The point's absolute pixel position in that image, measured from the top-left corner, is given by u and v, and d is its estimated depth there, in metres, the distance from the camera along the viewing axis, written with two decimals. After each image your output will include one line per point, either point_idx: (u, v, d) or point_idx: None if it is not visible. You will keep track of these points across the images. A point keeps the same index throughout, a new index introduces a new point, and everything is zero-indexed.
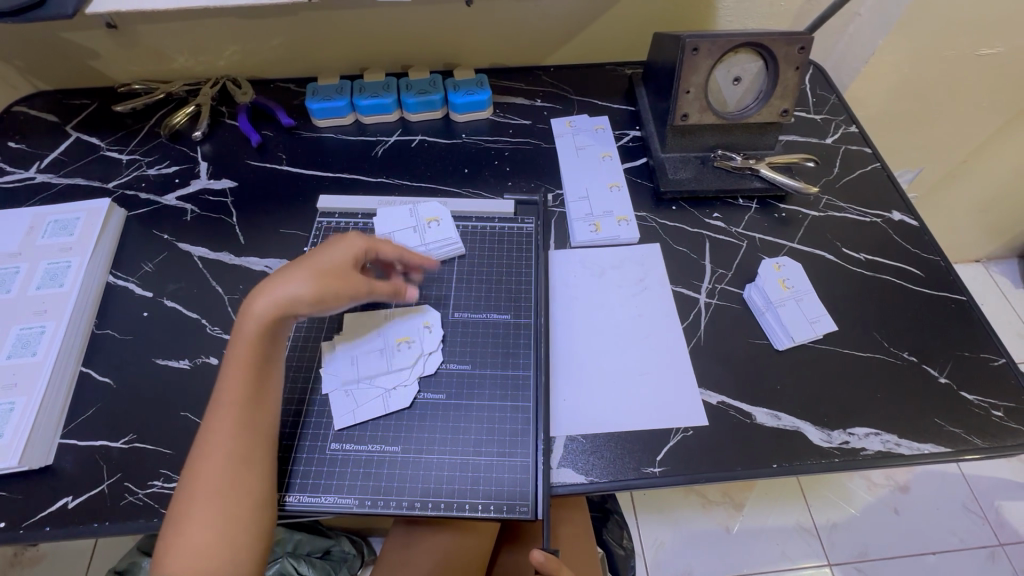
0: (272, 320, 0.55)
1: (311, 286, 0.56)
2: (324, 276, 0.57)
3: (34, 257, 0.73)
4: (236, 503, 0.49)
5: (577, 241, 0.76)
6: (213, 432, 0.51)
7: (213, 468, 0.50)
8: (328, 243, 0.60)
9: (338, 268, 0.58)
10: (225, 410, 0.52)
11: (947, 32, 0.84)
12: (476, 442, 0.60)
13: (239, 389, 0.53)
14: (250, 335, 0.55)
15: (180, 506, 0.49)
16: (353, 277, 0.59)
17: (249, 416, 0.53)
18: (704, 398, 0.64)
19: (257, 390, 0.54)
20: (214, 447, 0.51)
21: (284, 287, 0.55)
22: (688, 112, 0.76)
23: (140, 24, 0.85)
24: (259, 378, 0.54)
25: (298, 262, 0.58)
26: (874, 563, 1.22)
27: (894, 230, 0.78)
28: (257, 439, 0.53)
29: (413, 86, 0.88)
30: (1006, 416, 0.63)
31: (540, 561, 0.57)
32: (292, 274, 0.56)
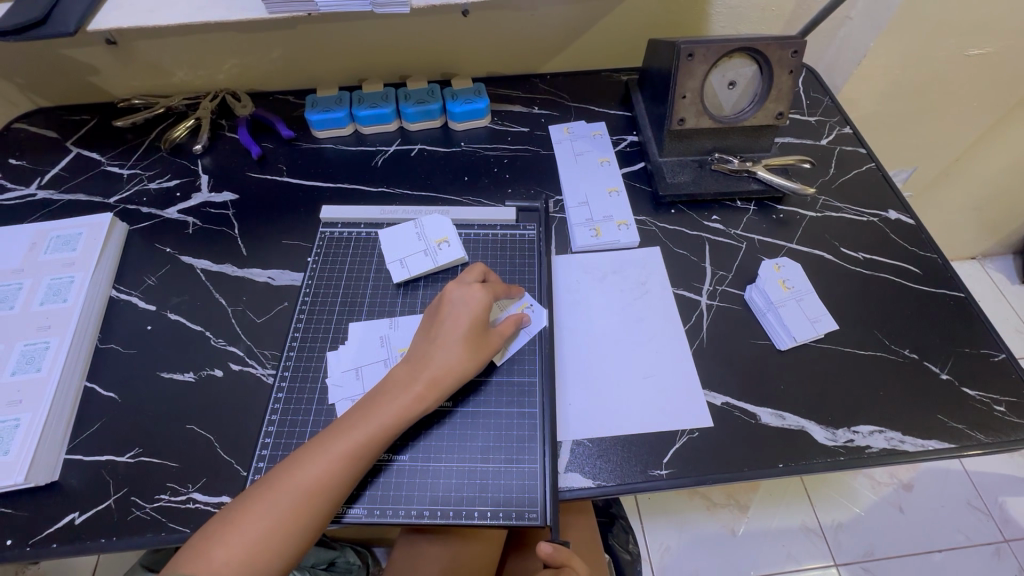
0: (420, 398, 0.57)
1: (470, 370, 0.60)
2: (481, 357, 0.60)
3: (37, 273, 0.73)
4: (282, 540, 0.49)
5: (578, 246, 0.76)
6: (306, 467, 0.52)
7: (284, 501, 0.50)
8: (472, 309, 0.61)
9: (488, 340, 0.61)
10: (329, 455, 0.53)
11: (938, 34, 0.85)
12: (484, 449, 0.60)
13: (354, 445, 0.54)
14: (395, 405, 0.56)
15: (238, 516, 0.49)
16: (487, 351, 0.61)
17: (348, 473, 0.53)
18: (709, 399, 0.65)
19: (368, 453, 0.54)
20: (299, 482, 0.51)
21: (448, 367, 0.58)
22: (684, 116, 0.77)
23: (140, 40, 0.85)
24: (377, 446, 0.55)
25: (451, 330, 0.60)
26: (881, 562, 1.22)
27: (891, 229, 0.79)
28: (338, 493, 0.53)
29: (412, 97, 0.89)
30: (1008, 411, 0.64)
31: (548, 552, 0.58)
32: (453, 351, 0.59)
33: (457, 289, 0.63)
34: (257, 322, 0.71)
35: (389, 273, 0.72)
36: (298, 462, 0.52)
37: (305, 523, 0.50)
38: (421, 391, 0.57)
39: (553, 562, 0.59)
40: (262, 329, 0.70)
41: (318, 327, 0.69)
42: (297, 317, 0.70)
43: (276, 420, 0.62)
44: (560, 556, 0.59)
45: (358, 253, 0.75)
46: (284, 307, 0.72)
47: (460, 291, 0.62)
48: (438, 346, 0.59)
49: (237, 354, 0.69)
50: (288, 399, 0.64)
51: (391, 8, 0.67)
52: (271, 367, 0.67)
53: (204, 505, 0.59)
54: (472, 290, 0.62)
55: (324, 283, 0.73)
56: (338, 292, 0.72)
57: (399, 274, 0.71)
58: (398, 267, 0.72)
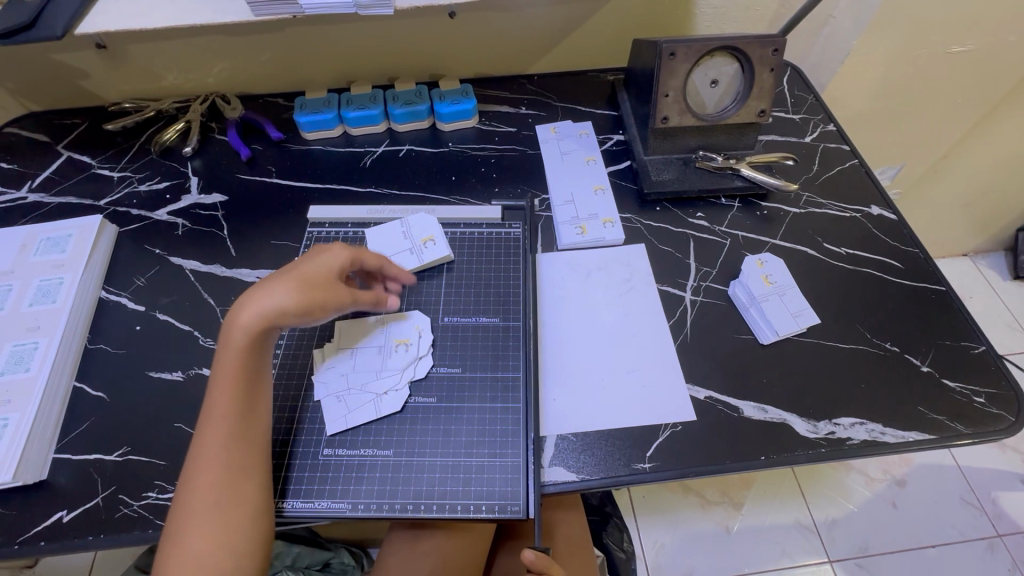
0: (257, 333, 0.55)
1: (291, 300, 0.55)
2: (310, 292, 0.56)
3: (27, 275, 0.73)
4: (232, 517, 0.50)
5: (563, 244, 0.77)
6: (203, 446, 0.52)
7: (207, 482, 0.50)
8: (317, 252, 0.60)
9: (324, 278, 0.58)
10: (215, 423, 0.52)
11: (919, 31, 0.86)
12: (467, 444, 0.61)
13: (228, 402, 0.53)
14: (240, 352, 0.55)
15: (178, 522, 0.49)
16: (315, 283, 0.57)
17: (238, 428, 0.53)
18: (692, 393, 0.65)
19: (235, 403, 0.53)
20: (207, 461, 0.51)
21: (269, 295, 0.55)
22: (668, 114, 0.78)
23: (130, 43, 0.86)
24: (246, 392, 0.55)
25: (289, 267, 0.58)
26: (875, 558, 1.22)
27: (873, 224, 0.80)
28: (244, 450, 0.53)
29: (399, 98, 0.90)
30: (988, 402, 0.64)
31: (530, 560, 0.58)
32: (281, 281, 0.56)
33: (323, 242, 0.62)
34: None
35: None
36: (195, 447, 0.52)
37: (239, 489, 0.51)
38: (254, 325, 0.54)
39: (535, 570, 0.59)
40: None
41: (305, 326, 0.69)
42: None
43: None
44: (541, 563, 0.59)
45: None
46: None
47: (322, 243, 0.62)
48: (269, 279, 0.57)
49: None
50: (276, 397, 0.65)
51: (376, 10, 0.68)
52: None
53: None
54: (335, 244, 0.62)
55: None
56: None
57: None
58: None
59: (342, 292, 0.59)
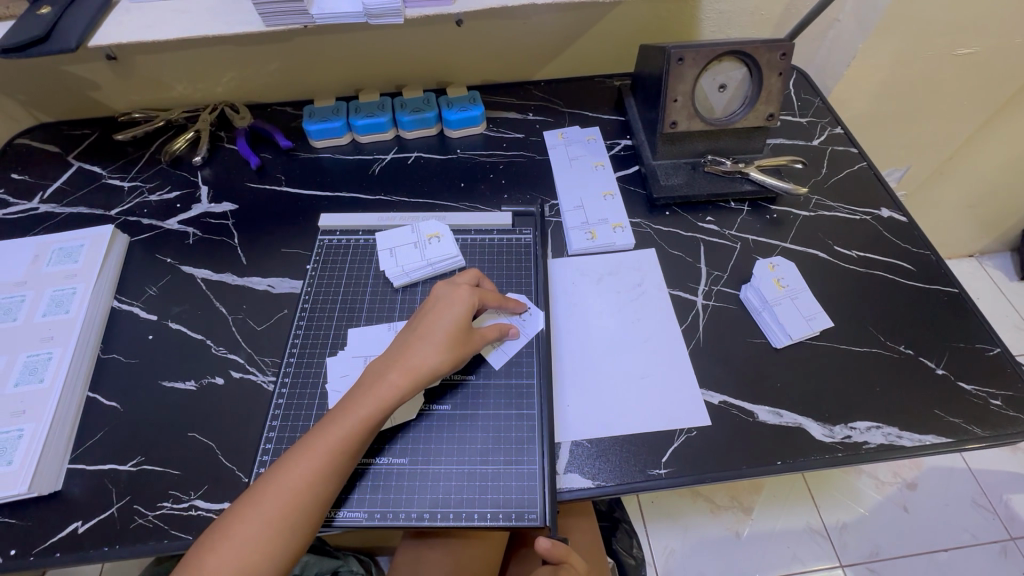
0: (391, 391, 0.57)
1: (447, 365, 0.59)
2: (460, 350, 0.60)
3: (40, 285, 0.74)
4: (276, 541, 0.50)
5: (574, 250, 0.77)
6: (292, 469, 0.52)
7: (277, 501, 0.51)
8: (454, 309, 0.61)
9: (468, 337, 0.61)
10: (312, 452, 0.53)
11: (926, 34, 0.86)
12: (483, 451, 0.61)
13: (337, 440, 0.54)
14: (373, 399, 0.56)
15: (234, 521, 0.50)
16: (469, 348, 0.61)
17: (331, 468, 0.53)
18: (706, 398, 0.65)
19: (349, 447, 0.54)
20: (292, 480, 0.52)
21: (422, 358, 0.58)
22: (676, 119, 0.78)
23: (140, 55, 0.87)
24: (358, 442, 0.55)
25: (432, 327, 0.60)
26: (886, 563, 1.21)
27: (883, 227, 0.80)
28: (328, 489, 0.53)
29: (408, 105, 0.90)
30: (1005, 405, 0.64)
31: (547, 547, 0.59)
32: (430, 345, 0.59)
33: (445, 292, 0.64)
34: (257, 330, 0.72)
35: (379, 262, 0.75)
36: (289, 461, 0.53)
37: (300, 518, 0.51)
38: (398, 381, 0.57)
39: (551, 559, 0.60)
40: (262, 337, 0.71)
41: (318, 333, 0.69)
42: (297, 323, 0.70)
43: (277, 426, 0.63)
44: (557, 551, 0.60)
45: (357, 260, 0.76)
46: (285, 314, 0.73)
47: (445, 293, 0.63)
48: (420, 339, 0.60)
49: (238, 362, 0.69)
50: (289, 405, 0.65)
51: (385, 19, 0.68)
52: (272, 374, 0.68)
53: (206, 512, 0.59)
54: (457, 292, 0.63)
55: (323, 290, 0.73)
56: (337, 299, 0.72)
57: (387, 262, 0.74)
58: (387, 256, 0.74)
59: (478, 344, 0.63)
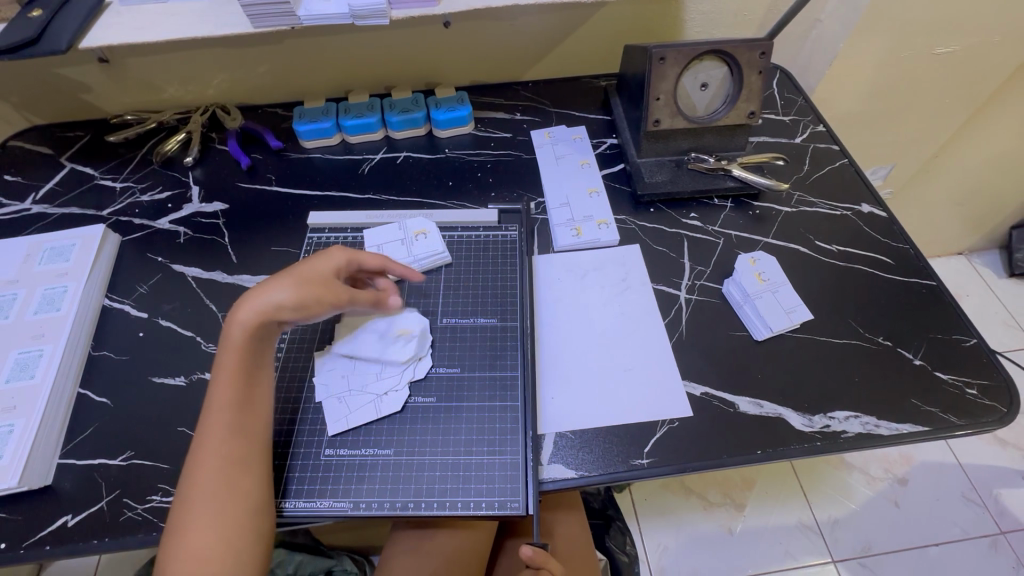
0: (255, 328, 0.57)
1: (290, 290, 0.59)
2: (302, 280, 0.60)
3: (31, 284, 0.74)
4: (230, 508, 0.50)
5: (559, 246, 0.78)
6: (205, 438, 0.52)
7: (210, 471, 0.51)
8: (326, 260, 0.63)
9: (315, 271, 0.61)
10: (211, 417, 0.53)
11: (905, 33, 0.87)
12: (467, 441, 0.62)
13: (228, 394, 0.54)
14: (238, 348, 0.56)
15: (180, 513, 0.49)
16: (318, 286, 0.60)
17: (238, 421, 0.54)
18: (688, 390, 0.66)
19: (238, 399, 0.55)
20: (209, 450, 0.52)
21: (266, 299, 0.58)
22: (659, 117, 0.80)
23: (131, 57, 0.88)
24: (247, 385, 0.56)
25: (283, 276, 0.61)
26: (877, 558, 1.22)
27: (863, 222, 0.81)
28: (246, 443, 0.53)
29: (396, 106, 0.91)
30: (980, 394, 0.65)
31: (528, 555, 0.59)
32: (263, 284, 0.59)
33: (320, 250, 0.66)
34: None
35: None
36: (199, 435, 0.53)
37: (241, 482, 0.51)
38: (251, 320, 0.57)
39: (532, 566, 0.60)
40: None
41: (306, 329, 0.70)
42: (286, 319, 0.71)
43: None
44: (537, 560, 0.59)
45: None
46: None
47: (322, 252, 0.65)
48: (263, 281, 0.60)
49: None
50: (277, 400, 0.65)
51: (371, 20, 0.69)
52: None
53: None
54: (330, 249, 0.65)
55: None
56: None
57: None
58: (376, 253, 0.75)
59: (333, 287, 0.61)
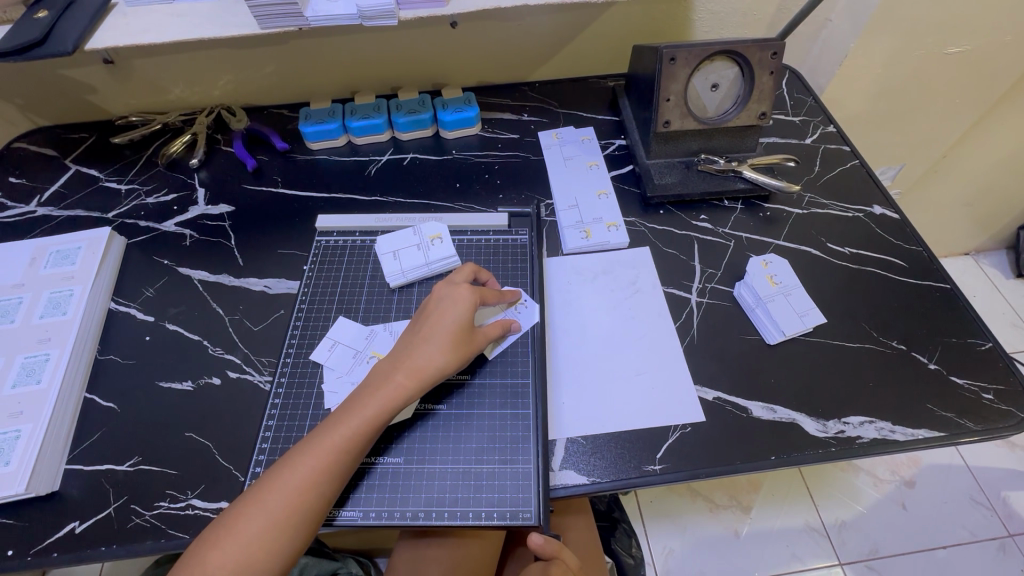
0: (409, 388, 0.58)
1: (452, 364, 0.60)
2: (464, 352, 0.61)
3: (37, 287, 0.74)
4: (277, 540, 0.50)
5: (569, 248, 0.78)
6: (301, 464, 0.53)
7: (285, 498, 0.51)
8: (457, 304, 0.62)
9: (472, 339, 0.62)
10: (317, 450, 0.54)
11: (918, 32, 0.86)
12: (478, 450, 0.61)
13: (345, 436, 0.55)
14: (381, 397, 0.57)
15: (238, 517, 0.50)
16: (471, 347, 0.62)
17: (337, 463, 0.54)
18: (701, 394, 0.65)
19: (354, 446, 0.55)
20: (290, 483, 0.52)
21: (427, 359, 0.59)
22: (669, 119, 0.79)
23: (136, 58, 0.88)
24: (366, 439, 0.56)
25: (435, 326, 0.61)
26: (885, 561, 1.22)
27: (876, 224, 0.80)
28: (331, 485, 0.54)
29: (403, 107, 0.91)
30: (996, 399, 0.64)
31: (539, 543, 0.58)
32: (435, 344, 0.60)
33: (444, 289, 0.64)
34: (253, 330, 0.72)
35: (380, 263, 0.75)
36: (292, 461, 0.53)
37: (299, 517, 0.51)
38: (404, 381, 0.58)
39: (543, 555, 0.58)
40: (259, 337, 0.71)
41: (315, 333, 0.70)
42: (294, 323, 0.71)
43: (273, 425, 0.63)
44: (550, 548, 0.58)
45: (353, 260, 0.77)
46: (281, 315, 0.73)
47: (447, 291, 0.64)
48: (423, 337, 0.60)
49: (234, 362, 0.70)
50: (285, 405, 0.65)
51: (380, 21, 0.68)
52: (268, 374, 0.68)
53: (203, 512, 0.59)
54: (459, 291, 0.64)
55: (320, 290, 0.74)
56: (334, 299, 0.73)
57: (390, 265, 0.74)
58: (390, 258, 0.74)
59: (479, 344, 0.63)
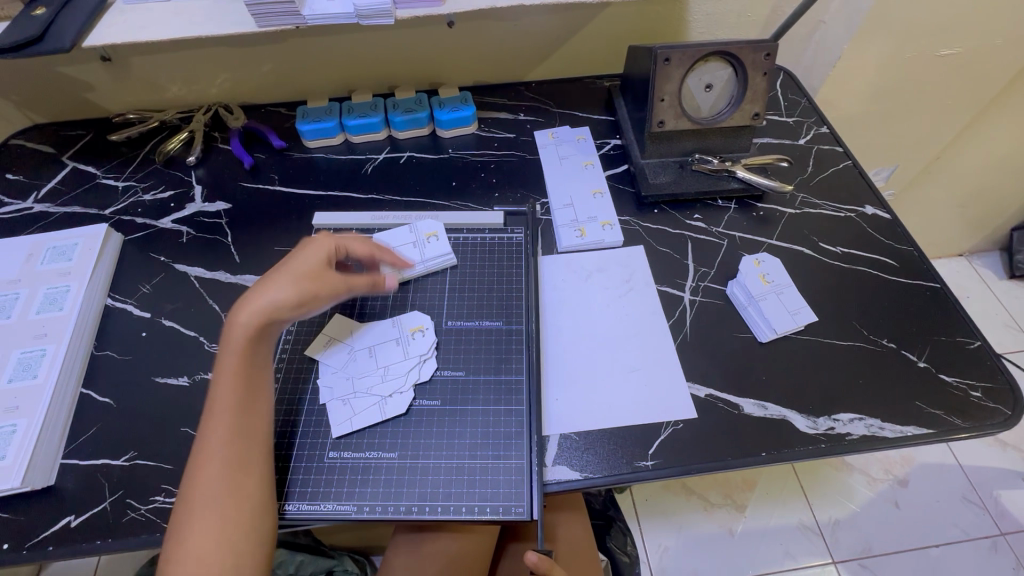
0: (258, 330, 0.58)
1: (298, 294, 0.60)
2: (309, 284, 0.61)
3: (34, 283, 0.74)
4: (230, 510, 0.51)
5: (563, 247, 0.78)
6: (209, 439, 0.54)
7: (212, 471, 0.52)
8: (307, 249, 0.63)
9: (322, 275, 0.62)
10: (217, 418, 0.55)
11: (910, 35, 0.87)
12: (471, 445, 0.62)
13: (230, 396, 0.56)
14: (241, 350, 0.57)
15: (183, 507, 0.51)
16: (324, 282, 0.62)
17: (239, 424, 0.55)
18: (693, 391, 0.66)
19: (245, 401, 0.56)
20: (209, 457, 0.53)
21: (261, 298, 0.59)
22: (663, 118, 0.79)
23: (134, 56, 0.88)
24: (248, 390, 0.57)
25: (281, 269, 0.61)
26: (878, 559, 1.22)
27: (868, 224, 0.81)
28: (251, 447, 0.55)
29: (400, 106, 0.91)
30: (985, 396, 0.65)
31: (534, 561, 0.59)
32: (278, 283, 0.60)
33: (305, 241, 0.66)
34: None
35: None
36: (201, 441, 0.54)
37: (244, 483, 0.53)
38: (255, 325, 0.58)
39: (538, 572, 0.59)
40: None
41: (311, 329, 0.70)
42: None
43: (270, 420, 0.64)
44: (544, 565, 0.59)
45: None
46: None
47: (304, 241, 0.65)
48: (263, 282, 0.60)
49: None
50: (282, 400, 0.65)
51: (376, 20, 0.69)
52: None
53: None
54: (312, 239, 0.65)
55: None
56: None
57: None
58: None
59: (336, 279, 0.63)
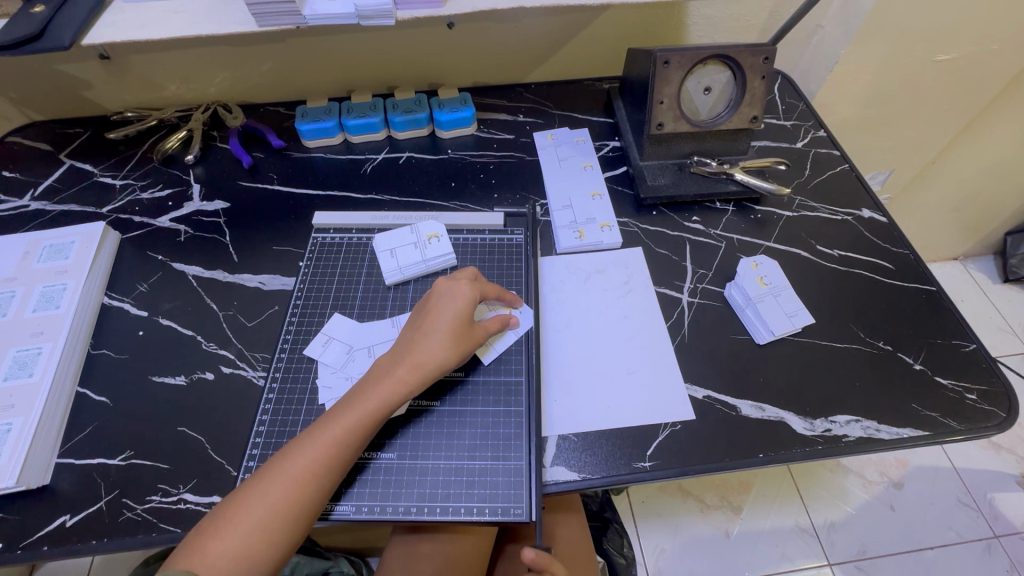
0: (408, 383, 0.58)
1: (453, 358, 0.60)
2: (466, 345, 0.61)
3: (29, 281, 0.74)
4: (276, 530, 0.50)
5: (562, 248, 0.78)
6: (300, 455, 0.53)
7: (285, 490, 0.51)
8: (458, 300, 0.63)
9: (473, 333, 0.63)
10: (319, 444, 0.54)
11: (907, 40, 0.88)
12: (471, 447, 0.62)
13: (342, 432, 0.55)
14: (380, 393, 0.57)
15: (240, 503, 0.51)
16: (472, 340, 0.63)
17: (334, 464, 0.54)
18: (691, 393, 0.66)
19: (355, 440, 0.55)
20: (291, 474, 0.52)
21: (430, 353, 0.59)
22: (662, 121, 0.80)
23: (132, 54, 0.88)
24: (365, 432, 0.56)
25: (438, 322, 0.61)
26: (874, 561, 1.23)
27: (865, 227, 0.81)
28: (327, 479, 0.53)
29: (399, 107, 0.91)
30: (979, 399, 0.66)
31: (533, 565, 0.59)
32: (437, 340, 0.60)
33: (444, 284, 0.64)
34: (247, 326, 0.72)
35: (377, 262, 0.75)
36: (291, 454, 0.53)
37: (299, 514, 0.51)
38: (405, 375, 0.58)
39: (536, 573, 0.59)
40: (253, 333, 0.72)
41: (310, 329, 0.70)
42: (288, 319, 0.71)
43: (267, 421, 0.64)
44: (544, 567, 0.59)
45: (350, 258, 0.77)
46: (276, 310, 0.74)
47: (448, 287, 0.64)
48: (422, 332, 0.61)
49: (228, 357, 0.70)
50: (279, 399, 0.65)
51: (376, 20, 0.69)
52: (262, 370, 0.69)
53: (194, 506, 0.59)
54: (459, 284, 0.64)
55: (316, 286, 0.74)
56: (330, 295, 0.73)
57: (386, 263, 0.74)
58: (387, 256, 0.75)
59: (481, 335, 0.64)
